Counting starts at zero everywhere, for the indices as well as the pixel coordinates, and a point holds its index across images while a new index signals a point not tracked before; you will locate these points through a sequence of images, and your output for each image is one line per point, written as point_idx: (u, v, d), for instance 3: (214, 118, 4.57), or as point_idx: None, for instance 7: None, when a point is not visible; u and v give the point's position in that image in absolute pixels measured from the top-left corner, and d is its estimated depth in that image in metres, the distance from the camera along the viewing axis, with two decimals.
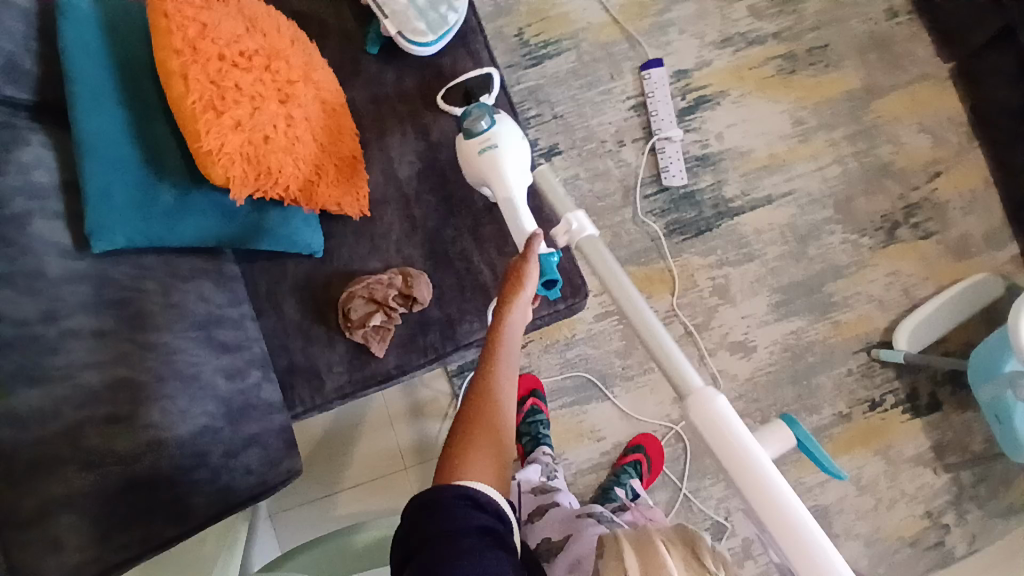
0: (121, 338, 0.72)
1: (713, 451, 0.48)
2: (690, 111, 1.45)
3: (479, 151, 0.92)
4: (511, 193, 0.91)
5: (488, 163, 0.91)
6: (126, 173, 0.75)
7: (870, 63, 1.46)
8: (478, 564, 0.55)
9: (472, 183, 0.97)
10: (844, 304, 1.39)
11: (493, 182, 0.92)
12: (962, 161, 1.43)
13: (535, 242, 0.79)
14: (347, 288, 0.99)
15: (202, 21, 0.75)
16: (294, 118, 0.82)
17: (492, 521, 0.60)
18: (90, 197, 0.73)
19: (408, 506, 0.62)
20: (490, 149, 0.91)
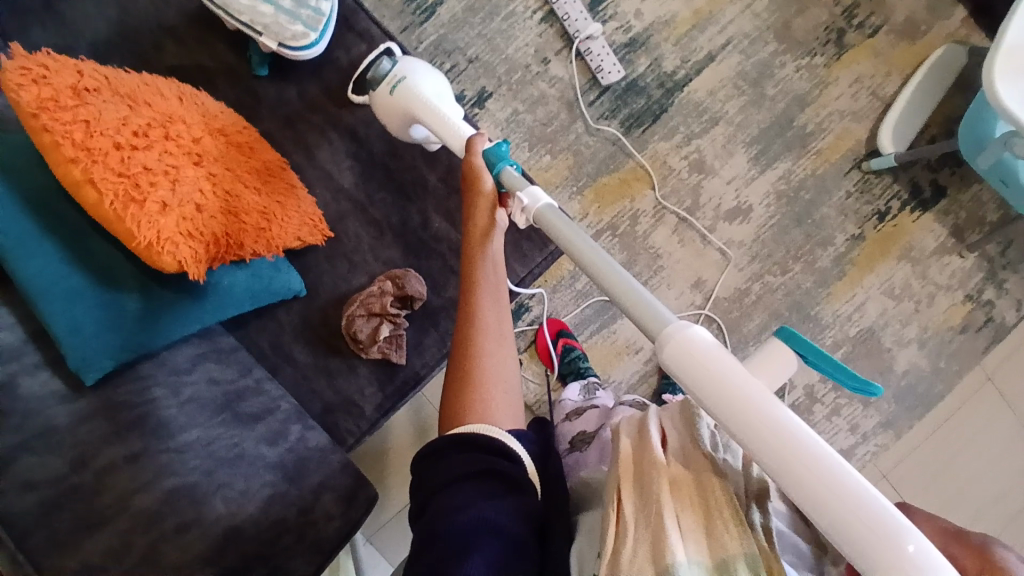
0: (155, 452, 0.72)
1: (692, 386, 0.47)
2: (599, 2, 1.37)
3: (389, 91, 0.94)
4: (434, 106, 0.93)
5: (402, 95, 0.94)
6: (85, 298, 0.73)
7: None
8: (473, 506, 0.58)
9: (403, 134, 0.97)
10: (820, 130, 1.35)
11: (410, 103, 0.93)
12: None
13: (477, 147, 0.84)
14: (345, 313, 0.98)
15: (82, 118, 0.70)
16: (216, 174, 0.79)
17: (493, 461, 0.63)
18: (61, 336, 0.70)
19: (419, 457, 0.68)
20: (398, 83, 0.94)
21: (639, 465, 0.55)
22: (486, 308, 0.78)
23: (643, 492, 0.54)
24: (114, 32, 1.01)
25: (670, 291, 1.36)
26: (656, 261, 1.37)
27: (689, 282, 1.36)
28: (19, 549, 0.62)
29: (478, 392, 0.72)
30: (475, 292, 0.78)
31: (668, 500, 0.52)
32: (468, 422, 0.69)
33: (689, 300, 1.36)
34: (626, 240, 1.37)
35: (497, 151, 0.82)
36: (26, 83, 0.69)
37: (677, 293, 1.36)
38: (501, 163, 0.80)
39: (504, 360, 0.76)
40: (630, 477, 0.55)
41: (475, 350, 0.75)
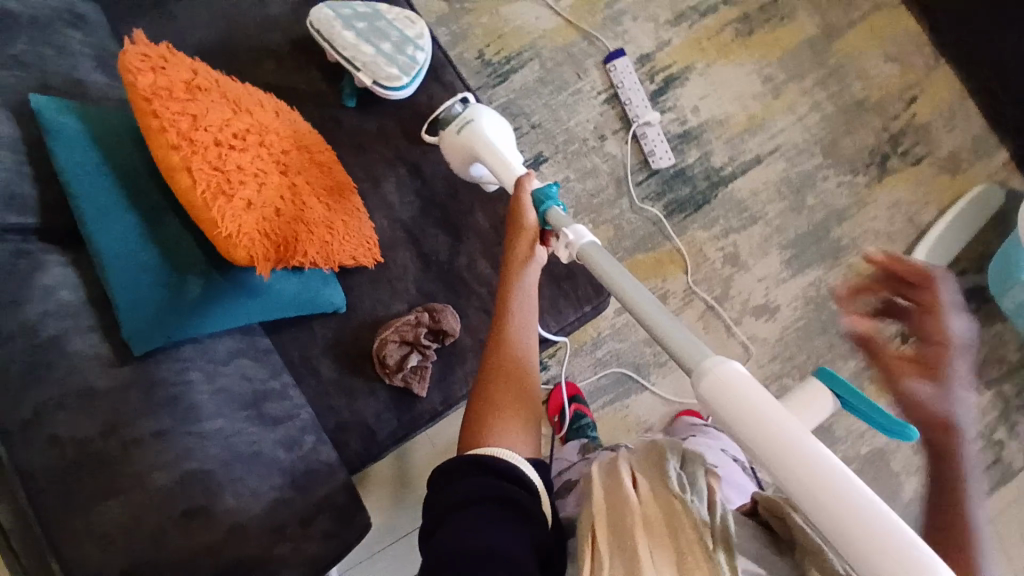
0: (181, 433, 0.73)
1: (729, 422, 0.46)
2: (661, 92, 1.46)
3: (457, 131, 1.00)
4: (498, 150, 0.99)
5: (469, 136, 1.00)
6: (150, 274, 0.77)
7: (822, 6, 1.47)
8: (478, 526, 0.59)
9: (464, 171, 1.04)
10: (854, 245, 1.40)
11: (475, 143, 0.99)
12: (933, 80, 1.44)
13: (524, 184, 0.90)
14: (378, 335, 1.00)
15: (191, 113, 0.76)
16: (296, 184, 0.84)
17: (499, 485, 0.64)
18: (121, 306, 0.74)
19: (434, 477, 0.69)
20: (467, 124, 1.00)
21: (613, 505, 0.58)
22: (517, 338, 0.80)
23: (615, 530, 0.56)
24: (222, 47, 1.11)
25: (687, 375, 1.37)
26: None
27: None
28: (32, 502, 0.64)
29: (502, 416, 0.74)
30: (508, 322, 0.81)
31: (643, 535, 0.55)
32: (490, 443, 0.70)
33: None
34: None
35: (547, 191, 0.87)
36: (149, 73, 0.76)
37: None
38: (548, 201, 0.85)
39: (530, 390, 0.78)
40: (604, 509, 0.59)
41: (503, 376, 0.77)
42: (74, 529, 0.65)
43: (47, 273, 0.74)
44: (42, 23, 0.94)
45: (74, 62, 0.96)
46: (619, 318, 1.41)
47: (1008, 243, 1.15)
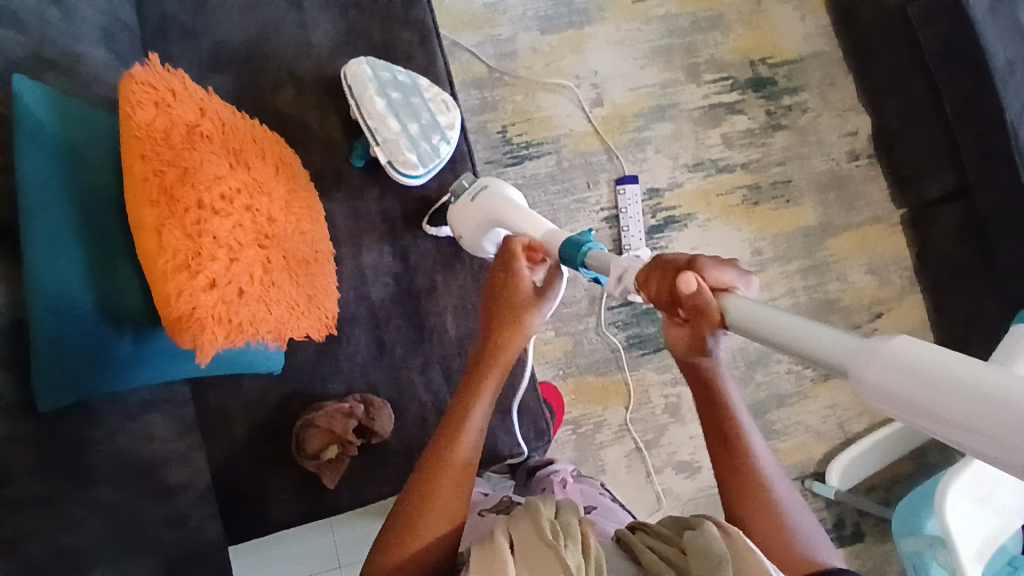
0: (65, 500, 0.66)
1: (900, 391, 0.41)
2: (659, 230, 1.48)
3: (473, 199, 0.98)
4: (520, 207, 0.97)
5: (487, 199, 0.98)
6: (84, 324, 0.69)
7: (826, 202, 1.54)
8: None
9: (479, 238, 0.98)
10: (784, 432, 1.46)
11: (494, 206, 0.97)
12: (901, 303, 1.52)
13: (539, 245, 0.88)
14: (305, 413, 0.95)
15: (183, 164, 0.70)
16: (272, 261, 0.79)
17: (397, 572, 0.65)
18: (41, 358, 0.66)
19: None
20: (484, 190, 0.99)
21: (488, 564, 0.64)
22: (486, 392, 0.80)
23: None
24: (246, 56, 1.04)
25: None
26: (598, 473, 1.40)
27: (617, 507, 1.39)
28: None
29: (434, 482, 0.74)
30: (487, 374, 0.81)
31: None
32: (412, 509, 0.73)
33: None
34: (581, 442, 1.41)
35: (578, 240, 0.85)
36: (150, 108, 0.69)
37: None
38: (588, 243, 0.83)
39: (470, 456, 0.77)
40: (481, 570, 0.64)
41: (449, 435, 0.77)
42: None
43: None
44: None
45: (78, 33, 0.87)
46: None
47: (915, 494, 1.22)
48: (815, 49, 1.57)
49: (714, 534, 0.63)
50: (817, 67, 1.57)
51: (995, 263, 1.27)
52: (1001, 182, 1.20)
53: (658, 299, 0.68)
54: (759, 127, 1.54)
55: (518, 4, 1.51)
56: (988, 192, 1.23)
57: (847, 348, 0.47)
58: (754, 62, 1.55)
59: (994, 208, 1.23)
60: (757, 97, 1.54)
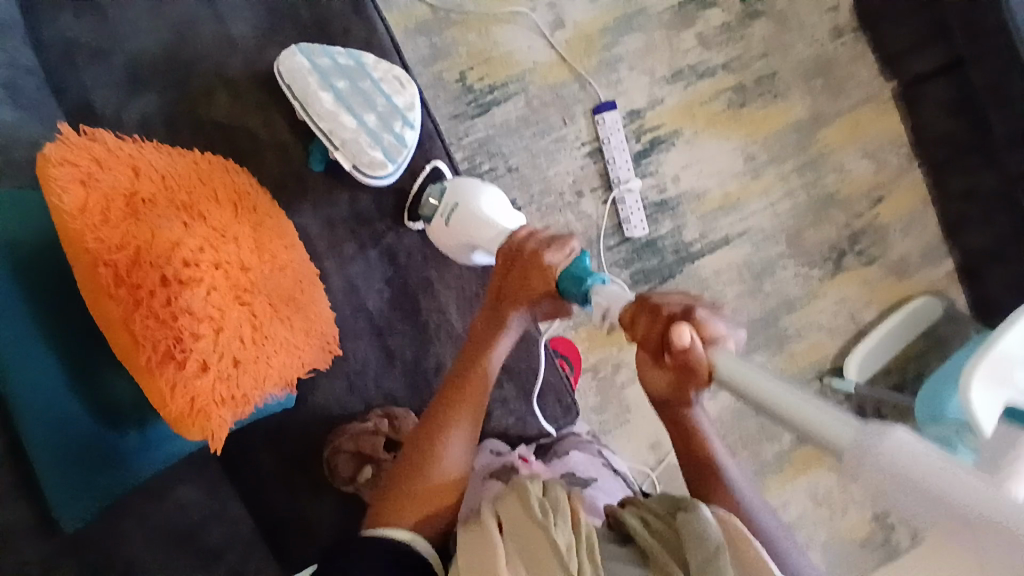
0: None
1: (905, 499, 0.41)
2: (645, 155, 1.40)
3: (445, 221, 0.92)
4: (498, 225, 0.91)
5: (460, 221, 0.91)
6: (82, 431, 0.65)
7: (814, 90, 1.45)
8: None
9: (465, 257, 0.95)
10: (798, 335, 1.47)
11: (470, 229, 0.91)
12: (900, 184, 1.48)
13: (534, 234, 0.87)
14: (330, 439, 0.93)
15: (134, 243, 0.62)
16: (258, 313, 0.73)
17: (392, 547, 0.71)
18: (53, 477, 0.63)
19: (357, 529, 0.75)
20: (454, 210, 0.91)
21: (478, 544, 0.64)
22: (457, 413, 0.81)
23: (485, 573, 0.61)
24: (161, 65, 0.90)
25: (627, 444, 1.42)
26: (624, 413, 1.42)
27: (648, 439, 1.42)
28: None
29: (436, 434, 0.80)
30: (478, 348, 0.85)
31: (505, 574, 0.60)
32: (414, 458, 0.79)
33: (644, 460, 1.41)
34: (603, 385, 1.41)
35: (579, 262, 0.81)
36: (76, 186, 0.60)
37: (634, 447, 1.41)
38: (592, 279, 0.79)
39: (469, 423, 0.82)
40: (469, 554, 0.64)
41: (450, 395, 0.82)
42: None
43: None
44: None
45: None
46: None
47: (933, 385, 1.20)
48: None
49: (706, 515, 0.62)
50: None
51: (992, 134, 1.21)
52: (994, 48, 1.11)
53: (647, 343, 0.75)
54: (735, 20, 1.42)
55: None
56: (981, 63, 1.15)
57: (847, 432, 0.46)
58: None
59: (985, 77, 1.15)
60: None
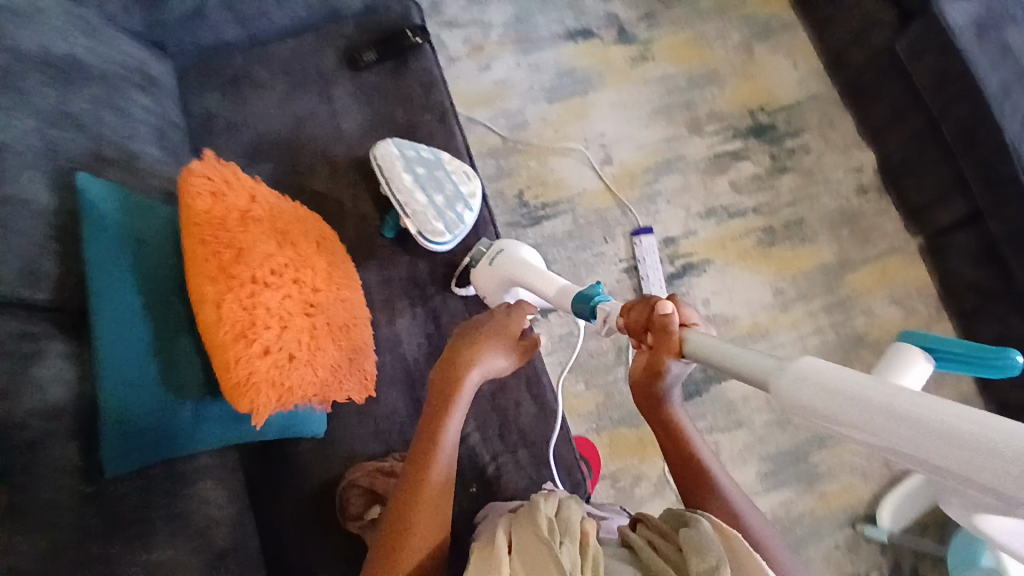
0: (124, 563, 0.70)
1: (823, 407, 0.46)
2: (678, 277, 1.52)
3: (491, 263, 1.06)
4: (535, 270, 1.06)
5: (504, 263, 1.06)
6: (147, 395, 0.75)
7: (842, 238, 1.57)
8: None
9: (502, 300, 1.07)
10: (829, 475, 1.42)
11: (513, 269, 1.05)
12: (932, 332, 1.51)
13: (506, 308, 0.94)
14: (347, 475, 0.97)
15: (237, 246, 0.78)
16: (317, 326, 0.86)
17: None
18: (110, 427, 0.73)
19: None
20: (500, 253, 1.07)
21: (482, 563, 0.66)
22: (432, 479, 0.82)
23: None
24: (283, 146, 1.14)
25: None
26: None
27: None
28: None
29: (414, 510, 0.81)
30: (437, 413, 0.86)
31: None
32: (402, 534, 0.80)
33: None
34: (621, 497, 1.39)
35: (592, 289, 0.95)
36: (208, 197, 0.78)
37: None
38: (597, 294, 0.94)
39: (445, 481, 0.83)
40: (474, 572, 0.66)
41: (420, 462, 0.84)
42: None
43: (41, 365, 0.73)
44: (110, 82, 0.94)
45: (136, 133, 0.95)
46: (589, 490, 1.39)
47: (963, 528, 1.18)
48: (809, 93, 1.69)
49: (708, 531, 0.66)
50: (813, 110, 1.68)
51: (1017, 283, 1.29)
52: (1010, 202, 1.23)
53: (632, 325, 0.80)
54: (765, 171, 1.61)
55: (523, 79, 1.65)
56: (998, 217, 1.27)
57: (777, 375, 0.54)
58: (753, 111, 1.67)
59: (1005, 226, 1.26)
60: (758, 143, 1.64)
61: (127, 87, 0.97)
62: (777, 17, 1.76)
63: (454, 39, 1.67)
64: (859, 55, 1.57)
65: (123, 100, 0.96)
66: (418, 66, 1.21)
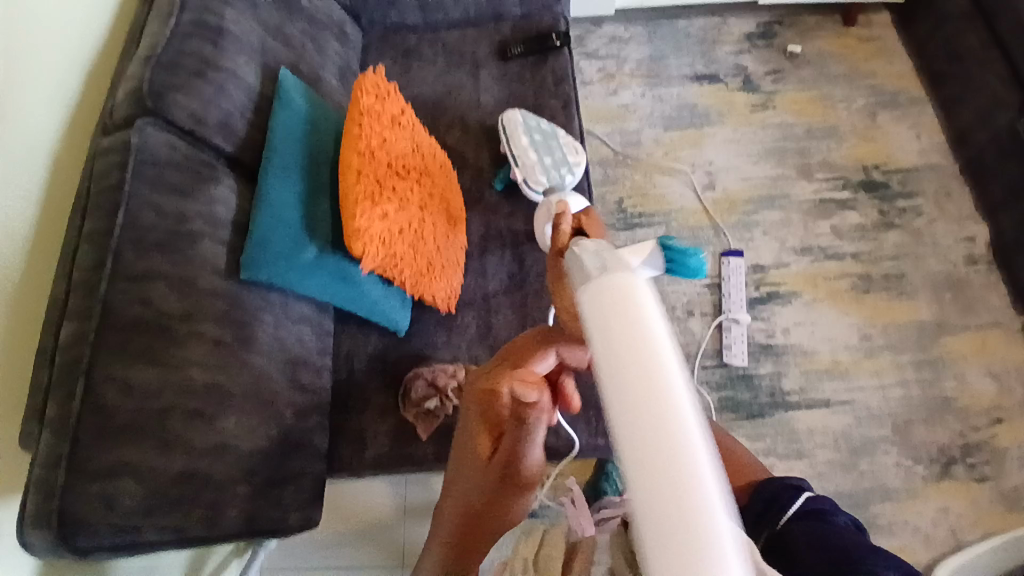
0: (230, 350, 0.86)
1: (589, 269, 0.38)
2: (762, 302, 1.54)
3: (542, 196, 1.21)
4: (562, 197, 1.15)
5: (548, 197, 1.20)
6: (289, 229, 0.94)
7: (950, 368, 1.45)
8: None
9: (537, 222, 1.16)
10: (890, 531, 1.33)
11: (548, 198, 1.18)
12: None
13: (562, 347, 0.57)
14: (415, 368, 1.11)
15: (383, 137, 0.98)
16: (426, 222, 1.03)
17: None
18: (255, 241, 0.91)
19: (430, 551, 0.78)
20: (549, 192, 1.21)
21: None
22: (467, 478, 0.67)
23: None
24: (431, 109, 1.38)
25: None
26: None
27: None
28: (97, 337, 0.76)
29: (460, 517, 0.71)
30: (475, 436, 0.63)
31: None
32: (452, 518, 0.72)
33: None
34: None
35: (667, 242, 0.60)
36: (373, 95, 0.99)
37: None
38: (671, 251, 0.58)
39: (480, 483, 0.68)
40: None
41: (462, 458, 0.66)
42: (127, 395, 0.75)
43: (215, 186, 0.93)
44: (313, 19, 1.23)
45: (323, 58, 1.23)
46: None
47: None
48: (929, 162, 1.65)
49: None
50: (932, 178, 1.64)
51: None
52: None
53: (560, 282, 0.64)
54: (872, 276, 1.55)
55: (647, 106, 1.79)
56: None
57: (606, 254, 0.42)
58: (868, 167, 1.66)
59: None
60: (870, 198, 1.63)
61: (328, 36, 1.28)
62: (902, 85, 1.75)
63: (590, 67, 1.85)
64: (1001, 187, 1.52)
65: (323, 40, 1.25)
66: (555, 63, 1.40)
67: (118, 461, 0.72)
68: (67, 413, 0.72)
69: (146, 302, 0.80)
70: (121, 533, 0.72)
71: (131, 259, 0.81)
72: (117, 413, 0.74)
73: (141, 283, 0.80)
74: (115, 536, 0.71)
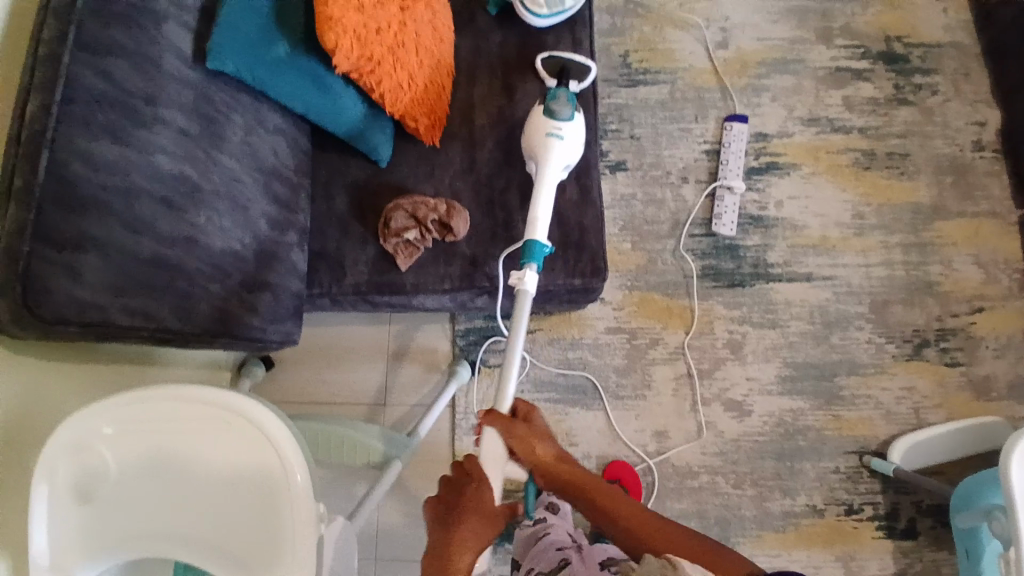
0: (199, 144, 0.81)
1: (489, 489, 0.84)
2: (758, 172, 1.49)
3: (546, 131, 1.00)
4: (546, 176, 0.98)
5: (546, 144, 0.99)
6: (255, 16, 0.86)
7: (937, 252, 1.45)
8: None
9: (527, 158, 1.03)
10: (850, 401, 1.37)
11: (542, 154, 0.99)
12: (997, 399, 1.38)
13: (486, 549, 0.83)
14: (394, 200, 1.06)
15: None
16: (406, 27, 0.95)
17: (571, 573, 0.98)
18: (220, 22, 0.83)
19: None
20: (554, 134, 0.99)
21: None
22: None
23: None
24: None
25: (560, 379, 1.40)
26: (643, 387, 1.39)
27: (593, 387, 1.39)
28: (58, 105, 0.69)
29: None
30: None
31: None
32: None
33: (628, 451, 1.36)
34: (636, 353, 1.41)
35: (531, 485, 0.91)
36: None
37: (575, 389, 1.39)
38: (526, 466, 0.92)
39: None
40: None
41: None
42: (93, 171, 0.71)
43: None
44: None
45: None
46: (605, 335, 1.42)
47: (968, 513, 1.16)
48: (954, 40, 1.55)
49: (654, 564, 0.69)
50: (955, 57, 1.54)
51: None
52: None
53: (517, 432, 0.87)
54: (877, 153, 1.50)
55: None
56: None
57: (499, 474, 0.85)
58: (890, 38, 1.55)
59: None
60: (887, 70, 1.54)
61: None
62: None
63: None
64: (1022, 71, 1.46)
65: None
66: None
67: (83, 233, 0.70)
68: (29, 180, 0.67)
69: (109, 78, 0.73)
70: (88, 318, 0.70)
71: (93, 25, 0.73)
72: (80, 185, 0.70)
73: (98, 52, 0.72)
74: (81, 316, 0.70)
